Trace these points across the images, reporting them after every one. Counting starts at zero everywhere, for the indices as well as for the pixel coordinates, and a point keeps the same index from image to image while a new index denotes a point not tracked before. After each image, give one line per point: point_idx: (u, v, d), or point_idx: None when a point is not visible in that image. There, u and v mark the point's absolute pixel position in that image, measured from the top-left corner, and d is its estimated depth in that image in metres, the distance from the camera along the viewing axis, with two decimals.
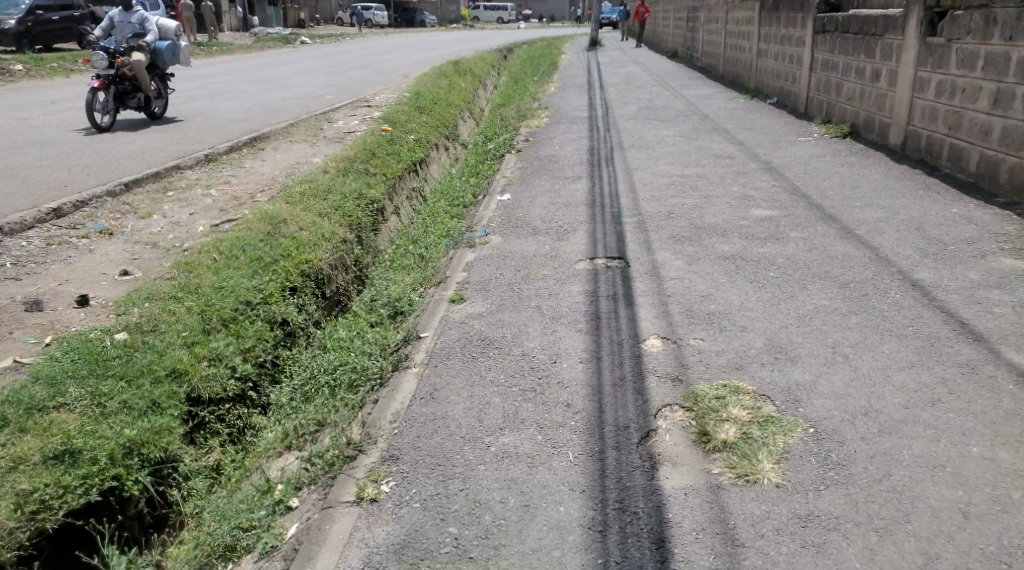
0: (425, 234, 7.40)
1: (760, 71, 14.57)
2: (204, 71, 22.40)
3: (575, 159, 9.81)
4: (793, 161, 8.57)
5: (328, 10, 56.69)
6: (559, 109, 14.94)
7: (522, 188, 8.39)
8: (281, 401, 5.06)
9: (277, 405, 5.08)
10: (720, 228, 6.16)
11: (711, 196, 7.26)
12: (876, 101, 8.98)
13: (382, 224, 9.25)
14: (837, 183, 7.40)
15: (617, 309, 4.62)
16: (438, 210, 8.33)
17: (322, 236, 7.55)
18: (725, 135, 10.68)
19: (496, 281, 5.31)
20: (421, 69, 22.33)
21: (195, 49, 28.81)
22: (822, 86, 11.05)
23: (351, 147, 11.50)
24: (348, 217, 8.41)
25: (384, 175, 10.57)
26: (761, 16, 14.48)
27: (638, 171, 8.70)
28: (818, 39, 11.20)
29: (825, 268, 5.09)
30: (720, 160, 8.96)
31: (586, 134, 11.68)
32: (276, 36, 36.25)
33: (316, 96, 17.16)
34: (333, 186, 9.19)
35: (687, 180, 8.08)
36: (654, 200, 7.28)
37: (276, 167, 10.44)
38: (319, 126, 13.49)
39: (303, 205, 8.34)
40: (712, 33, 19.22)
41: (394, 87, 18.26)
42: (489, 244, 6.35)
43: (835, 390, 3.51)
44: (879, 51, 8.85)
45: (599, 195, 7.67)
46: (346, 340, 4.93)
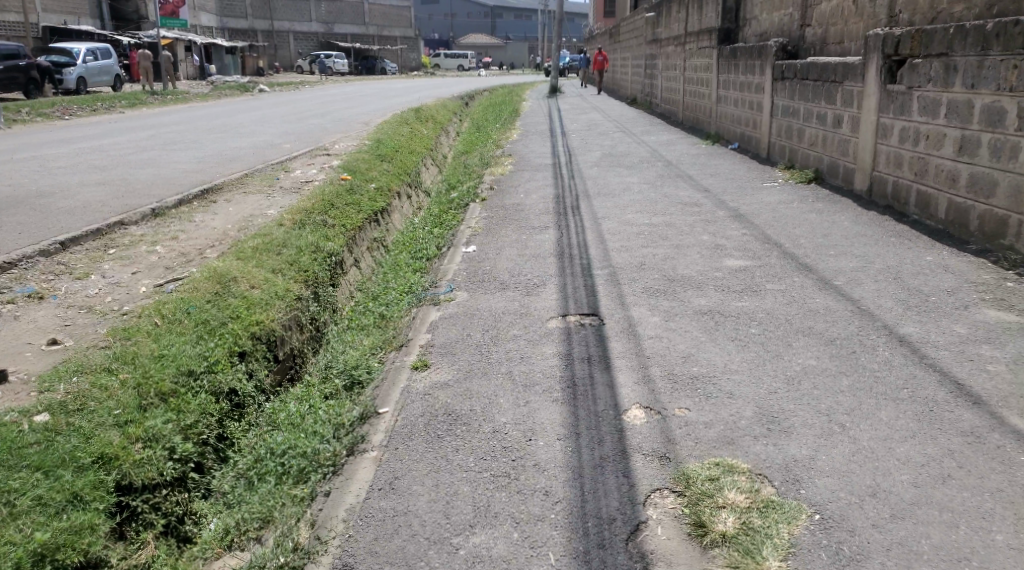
0: (385, 290, 7.02)
1: (721, 117, 14.61)
2: (159, 121, 21.98)
3: (539, 208, 9.56)
4: (761, 208, 8.43)
5: (288, 60, 57.08)
6: (521, 155, 14.79)
7: (486, 239, 8.07)
8: (225, 485, 4.67)
9: (221, 489, 4.69)
10: (694, 280, 5.91)
11: (682, 246, 7.04)
12: (841, 146, 8.90)
13: (341, 279, 8.84)
14: (808, 231, 7.24)
15: (592, 373, 4.26)
16: (399, 263, 7.96)
17: (275, 295, 7.15)
18: (690, 181, 10.55)
19: (462, 342, 4.93)
20: (381, 116, 22.16)
21: (148, 98, 28.39)
22: (784, 131, 11.03)
23: (308, 198, 11.10)
24: (304, 271, 8.00)
25: (343, 226, 10.18)
26: (720, 61, 14.54)
27: (605, 220, 8.48)
28: (778, 85, 11.21)
29: (808, 324, 4.83)
30: (687, 207, 8.79)
31: (549, 181, 11.49)
32: (234, 86, 36.03)
33: (273, 145, 16.80)
34: (288, 239, 8.78)
35: (655, 228, 7.86)
36: (623, 251, 7.04)
37: (228, 220, 10.00)
38: (274, 176, 13.10)
39: (256, 261, 7.92)
40: (671, 78, 19.32)
41: (353, 135, 18.01)
42: (454, 300, 5.94)
43: (836, 466, 3.19)
44: (841, 97, 8.78)
45: (567, 246, 7.40)
46: (298, 417, 4.51)
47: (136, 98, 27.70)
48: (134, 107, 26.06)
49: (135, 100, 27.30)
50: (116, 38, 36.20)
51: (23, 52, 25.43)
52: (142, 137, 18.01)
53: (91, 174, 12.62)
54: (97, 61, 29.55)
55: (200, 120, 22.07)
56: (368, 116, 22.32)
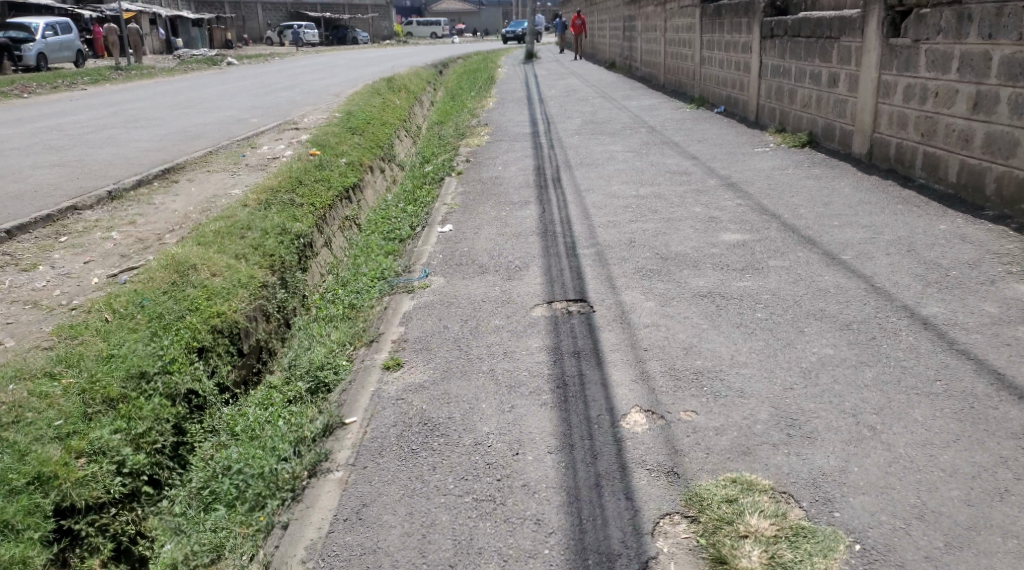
0: (356, 275, 6.50)
1: (705, 79, 14.10)
2: (121, 97, 21.15)
3: (520, 181, 9.05)
4: (753, 177, 7.99)
5: (258, 31, 55.68)
6: (499, 124, 14.21)
7: (465, 216, 7.55)
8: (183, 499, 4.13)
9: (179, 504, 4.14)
10: (690, 259, 5.46)
11: (674, 220, 6.59)
12: (837, 107, 8.56)
13: (311, 263, 8.31)
14: (806, 200, 6.84)
15: (584, 369, 3.80)
16: (371, 244, 7.44)
17: (237, 284, 6.57)
18: (677, 148, 10.07)
19: (438, 335, 4.44)
20: (354, 87, 21.43)
21: (111, 74, 27.37)
22: (774, 93, 10.56)
23: (275, 176, 10.50)
24: (269, 256, 7.44)
25: (313, 206, 9.61)
26: (704, 21, 13.99)
27: (590, 193, 8.01)
28: (767, 44, 10.72)
29: (819, 305, 4.40)
30: (676, 177, 8.33)
31: (529, 152, 10.96)
32: (202, 59, 34.94)
33: (240, 120, 16.09)
34: (252, 221, 8.21)
35: (643, 201, 7.40)
36: (611, 227, 6.58)
37: (189, 201, 9.40)
38: (241, 152, 12.47)
39: (218, 247, 7.32)
40: (652, 40, 18.69)
41: (324, 107, 17.32)
42: (429, 287, 5.42)
43: (872, 480, 2.76)
44: (837, 54, 8.45)
45: (550, 222, 6.94)
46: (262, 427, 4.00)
47: (98, 73, 26.67)
48: (96, 83, 25.10)
49: (97, 75, 26.28)
50: (77, 12, 34.86)
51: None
52: (103, 114, 17.21)
53: (46, 155, 11.92)
54: (58, 35, 28.39)
55: (164, 95, 21.18)
56: (340, 87, 21.54)
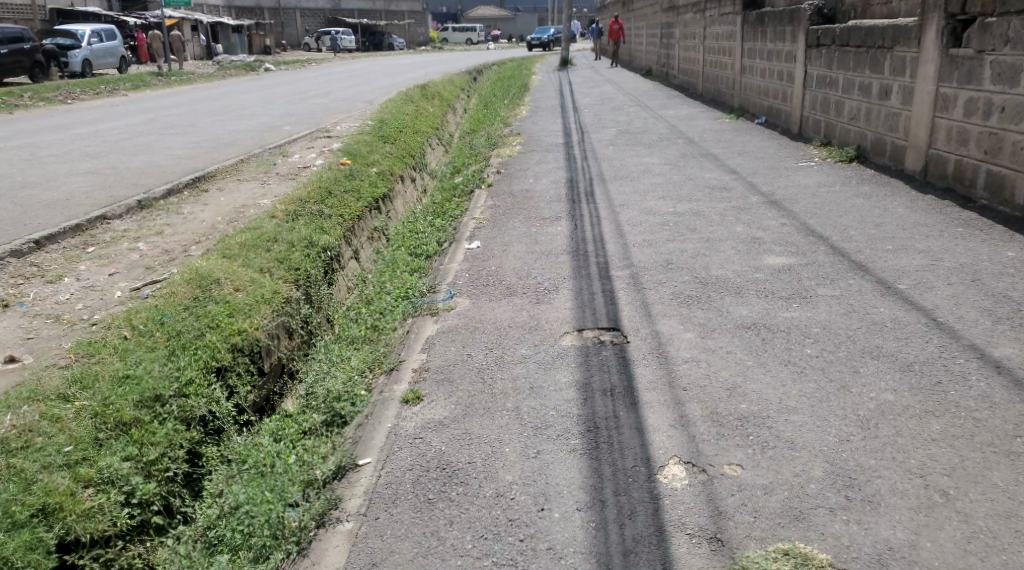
0: (381, 291, 6.29)
1: (744, 89, 13.71)
2: (159, 103, 21.27)
3: (552, 194, 8.77)
4: (798, 194, 7.62)
5: (296, 37, 56.27)
6: (533, 134, 13.94)
7: (495, 232, 7.30)
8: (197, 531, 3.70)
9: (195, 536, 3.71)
10: (731, 285, 5.14)
11: (714, 240, 6.26)
12: (888, 121, 8.16)
13: (337, 277, 8.11)
14: (856, 221, 6.47)
15: (617, 409, 3.49)
16: (397, 258, 7.21)
17: (260, 298, 6.35)
18: (716, 161, 9.72)
19: (461, 365, 4.17)
20: (388, 94, 21.34)
21: (151, 79, 27.63)
22: (819, 104, 10.15)
23: (305, 185, 10.35)
24: (295, 270, 7.24)
25: (341, 217, 9.43)
26: (744, 30, 13.61)
27: (625, 208, 7.71)
28: (813, 54, 10.32)
29: (875, 341, 4.05)
30: (716, 193, 7.98)
31: (564, 163, 10.66)
32: (240, 65, 35.26)
33: (273, 127, 16.03)
34: (279, 233, 8.04)
35: (681, 218, 7.08)
36: (647, 246, 6.28)
37: (217, 211, 9.28)
38: (272, 161, 12.37)
39: (242, 260, 7.15)
40: (690, 48, 18.32)
41: (357, 114, 17.22)
42: (454, 310, 5.17)
43: (949, 561, 2.43)
44: (889, 65, 8.05)
45: (583, 240, 6.66)
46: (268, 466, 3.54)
47: (138, 79, 26.96)
48: (136, 89, 25.33)
49: (137, 81, 26.53)
50: (121, 18, 35.34)
51: (23, 34, 24.61)
52: (139, 120, 17.28)
53: (81, 162, 11.91)
54: (101, 42, 28.74)
55: (200, 101, 21.26)
56: (373, 94, 21.45)
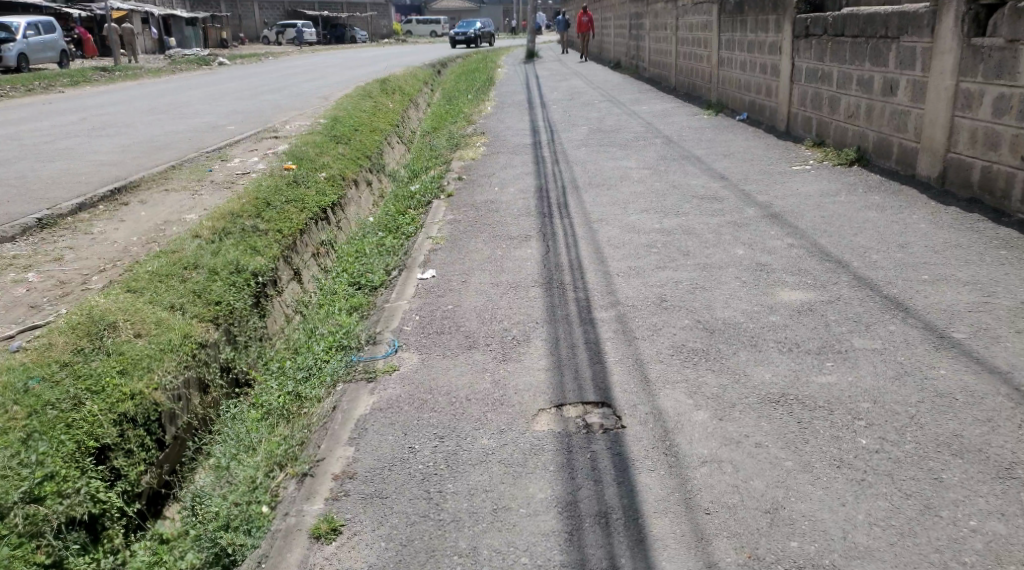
0: (316, 335, 5.20)
1: (723, 83, 12.75)
2: (95, 100, 19.78)
3: (520, 206, 7.72)
4: (800, 205, 6.67)
5: (254, 30, 54.46)
6: (497, 133, 12.85)
7: (453, 257, 6.20)
8: None
9: None
10: (744, 335, 4.13)
11: (713, 269, 5.27)
12: (894, 120, 7.23)
13: (270, 306, 7.00)
14: (874, 240, 5.51)
15: (619, 554, 2.52)
16: (337, 292, 6.12)
17: (166, 345, 5.18)
18: (701, 165, 8.74)
19: (401, 468, 3.16)
20: (343, 89, 20.08)
21: (96, 74, 26.02)
22: (809, 100, 9.21)
23: (238, 196, 9.14)
24: (215, 304, 6.10)
25: (280, 233, 8.30)
26: (722, 19, 12.65)
27: (603, 224, 6.70)
28: (800, 45, 9.38)
29: (953, 425, 3.05)
30: (706, 204, 7.00)
31: (532, 167, 9.62)
32: (191, 58, 33.55)
33: (214, 127, 14.74)
34: (200, 256, 6.89)
35: (670, 237, 6.08)
36: (633, 276, 5.26)
37: (135, 229, 8.09)
38: (208, 166, 11.13)
39: (150, 295, 5.96)
40: (662, 40, 17.33)
41: (307, 112, 15.99)
42: (399, 371, 4.07)
43: None
44: (895, 57, 7.11)
45: (557, 267, 5.62)
46: None
47: (81, 74, 25.34)
48: (76, 85, 23.74)
49: (78, 77, 24.87)
50: (64, 10, 33.49)
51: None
52: (69, 120, 15.88)
53: None
54: (41, 35, 26.95)
55: (141, 98, 19.84)
56: (329, 89, 20.18)
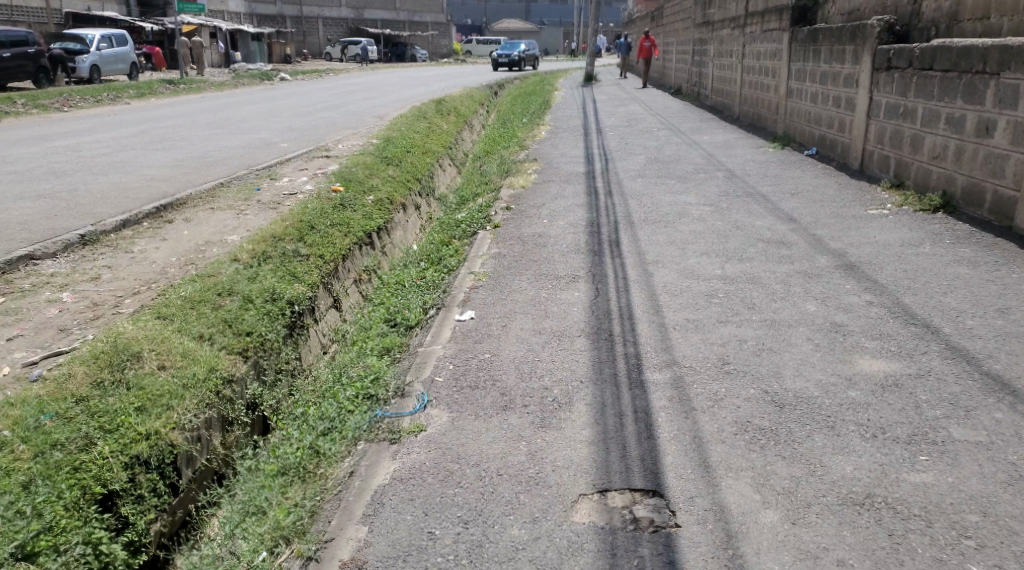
0: (346, 378, 4.83)
1: (791, 115, 12.19)
2: (156, 113, 20.04)
3: (571, 241, 7.31)
4: (876, 256, 6.13)
5: (318, 46, 55.41)
6: (552, 160, 12.48)
7: (494, 297, 5.84)
8: None
9: None
10: (820, 413, 3.63)
11: (781, 328, 4.79)
12: (988, 164, 6.70)
13: (305, 337, 6.70)
14: (966, 304, 4.98)
15: None
16: (370, 331, 5.78)
17: (190, 380, 4.71)
18: (766, 204, 8.22)
19: (416, 561, 2.75)
20: (399, 108, 19.98)
21: (160, 86, 26.48)
22: (888, 138, 8.62)
23: (283, 218, 8.93)
24: (245, 335, 5.78)
25: (321, 258, 8.02)
26: (792, 48, 12.09)
27: (660, 266, 6.26)
28: (880, 78, 8.79)
29: None
30: (772, 249, 6.51)
31: (585, 198, 9.21)
32: (255, 73, 34.07)
33: (268, 143, 14.68)
34: (235, 282, 6.62)
35: (733, 287, 5.61)
36: (691, 331, 4.82)
37: (176, 249, 7.91)
38: (256, 185, 10.99)
39: (179, 323, 5.67)
40: (726, 67, 16.80)
41: (360, 132, 15.84)
42: (425, 432, 3.65)
43: None
44: (993, 95, 6.55)
45: (606, 315, 5.21)
46: None
47: (146, 86, 25.81)
48: (140, 97, 24.19)
49: (143, 89, 25.34)
50: (138, 24, 34.51)
51: (29, 37, 23.65)
52: (127, 133, 16.02)
53: (40, 182, 10.61)
54: (112, 48, 27.61)
55: (200, 113, 20.04)
56: (385, 109, 20.13)
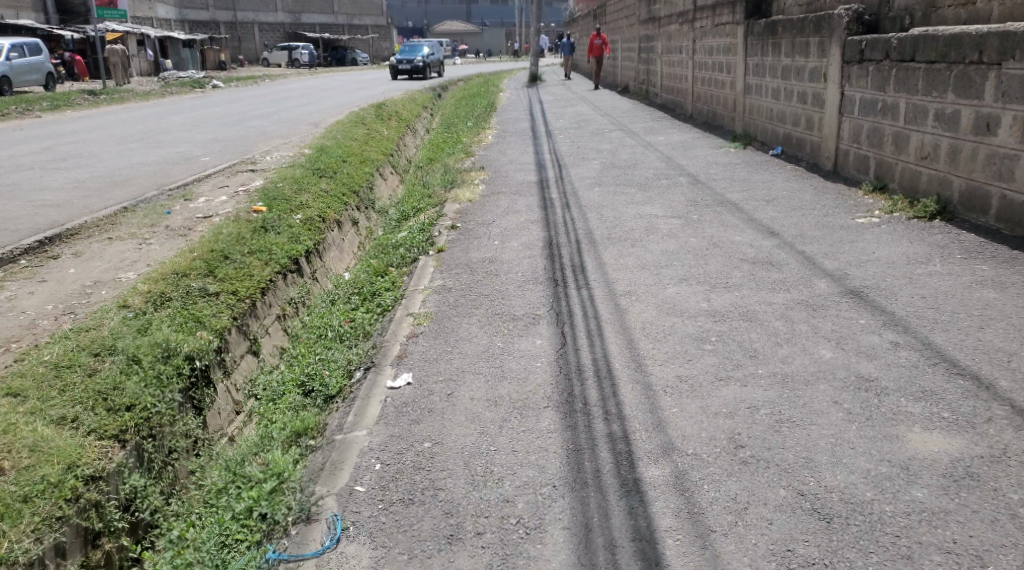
0: (243, 478, 4.04)
1: (752, 112, 11.31)
2: (71, 126, 18.46)
3: (526, 267, 6.26)
4: (884, 276, 5.21)
5: (254, 52, 53.47)
6: (497, 167, 11.43)
7: (436, 349, 4.77)
8: None
9: None
10: (884, 532, 2.69)
11: (796, 386, 3.80)
12: (990, 165, 5.85)
13: (211, 398, 5.50)
14: (1014, 340, 4.05)
15: None
16: (283, 411, 4.69)
17: (35, 487, 3.71)
18: (741, 214, 7.30)
19: None
20: (335, 114, 18.71)
21: (81, 98, 24.61)
22: (864, 136, 7.75)
23: (192, 246, 7.68)
24: (125, 409, 4.58)
25: (234, 296, 6.80)
26: (749, 40, 11.22)
27: (632, 299, 5.24)
28: (851, 71, 7.91)
29: None
30: (761, 272, 5.55)
31: (538, 212, 8.17)
32: (186, 81, 32.26)
33: (187, 158, 13.33)
34: (119, 337, 5.37)
35: (725, 326, 4.62)
36: (685, 397, 3.81)
37: (55, 294, 6.65)
38: (166, 207, 9.68)
39: (35, 402, 4.46)
40: (677, 63, 15.89)
41: (290, 141, 14.55)
42: None
43: None
44: (994, 87, 5.70)
45: (576, 376, 4.17)
46: None
47: (64, 98, 23.97)
48: (57, 110, 22.40)
49: (60, 100, 23.51)
50: (57, 33, 32.50)
51: None
52: (31, 150, 14.51)
53: None
54: (25, 58, 25.61)
55: (119, 124, 18.54)
56: (319, 115, 18.83)
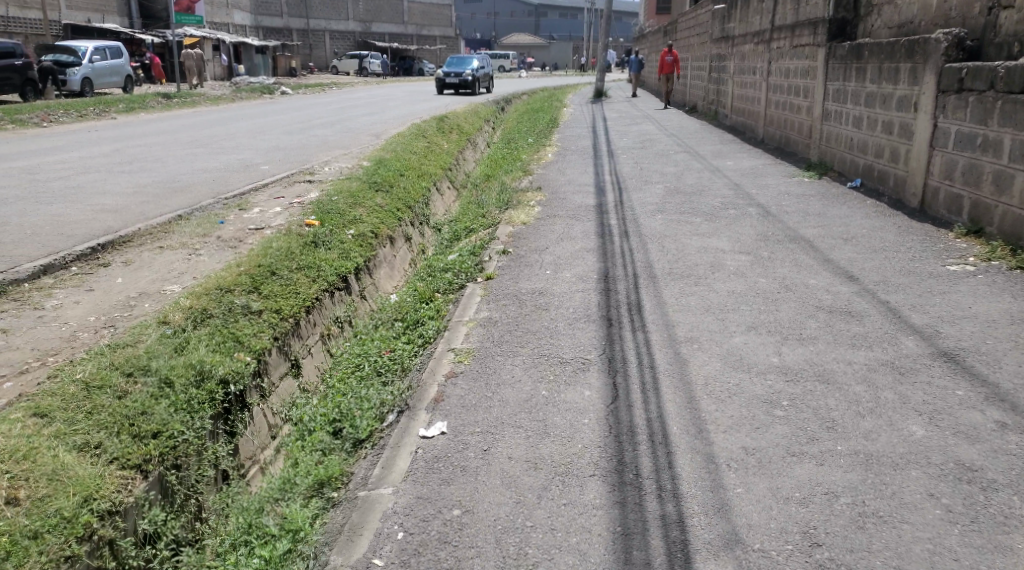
0: (261, 531, 3.68)
1: (829, 139, 10.66)
2: (141, 129, 18.78)
3: (579, 303, 5.83)
4: (981, 337, 4.63)
5: (324, 60, 54.32)
6: (556, 187, 11.02)
7: (476, 395, 4.38)
8: None
9: None
10: None
11: (883, 470, 3.29)
12: None
13: (246, 424, 5.15)
14: None
15: None
16: (312, 453, 4.33)
17: (48, 524, 3.36)
18: (816, 252, 6.74)
19: None
20: (397, 126, 18.60)
21: (156, 101, 25.14)
22: (959, 172, 7.09)
23: (239, 261, 7.45)
24: (154, 435, 4.23)
25: (277, 314, 6.50)
26: (830, 63, 10.59)
27: (694, 348, 4.76)
28: (946, 101, 7.26)
29: None
30: (839, 323, 5.01)
31: (597, 239, 7.74)
32: (257, 87, 32.80)
33: (247, 166, 13.28)
34: (154, 356, 5.04)
35: (799, 388, 4.11)
36: (753, 475, 3.33)
37: (99, 304, 6.48)
38: (219, 217, 9.56)
39: (60, 424, 4.14)
40: (749, 85, 15.29)
41: (350, 153, 14.41)
42: None
43: None
44: None
45: (627, 439, 3.72)
46: None
47: (140, 100, 24.52)
48: (132, 112, 22.90)
49: (136, 103, 24.05)
50: (138, 37, 33.48)
51: (19, 50, 22.40)
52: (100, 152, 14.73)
53: None
54: (106, 60, 26.32)
55: (188, 129, 18.77)
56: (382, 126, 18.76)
